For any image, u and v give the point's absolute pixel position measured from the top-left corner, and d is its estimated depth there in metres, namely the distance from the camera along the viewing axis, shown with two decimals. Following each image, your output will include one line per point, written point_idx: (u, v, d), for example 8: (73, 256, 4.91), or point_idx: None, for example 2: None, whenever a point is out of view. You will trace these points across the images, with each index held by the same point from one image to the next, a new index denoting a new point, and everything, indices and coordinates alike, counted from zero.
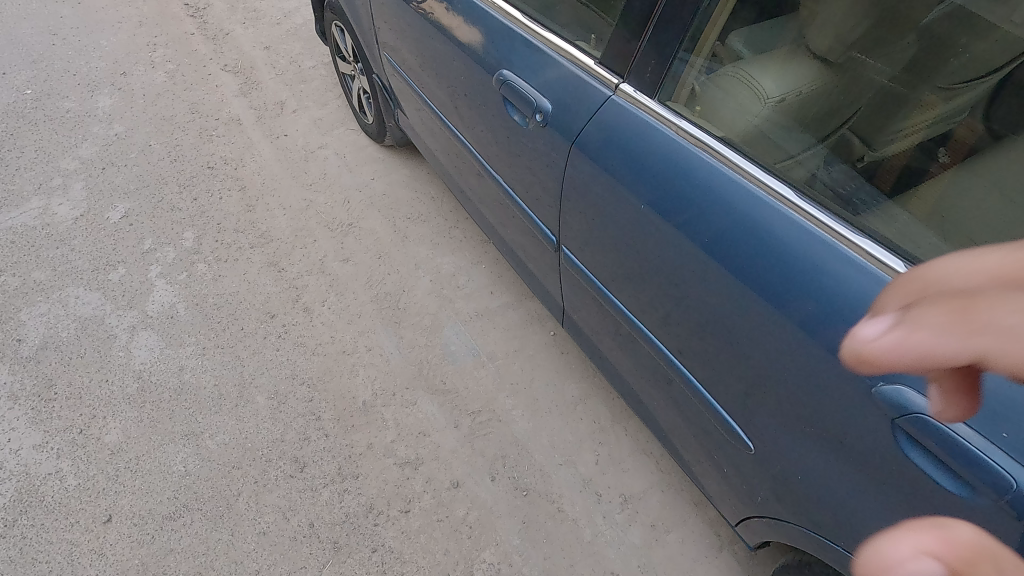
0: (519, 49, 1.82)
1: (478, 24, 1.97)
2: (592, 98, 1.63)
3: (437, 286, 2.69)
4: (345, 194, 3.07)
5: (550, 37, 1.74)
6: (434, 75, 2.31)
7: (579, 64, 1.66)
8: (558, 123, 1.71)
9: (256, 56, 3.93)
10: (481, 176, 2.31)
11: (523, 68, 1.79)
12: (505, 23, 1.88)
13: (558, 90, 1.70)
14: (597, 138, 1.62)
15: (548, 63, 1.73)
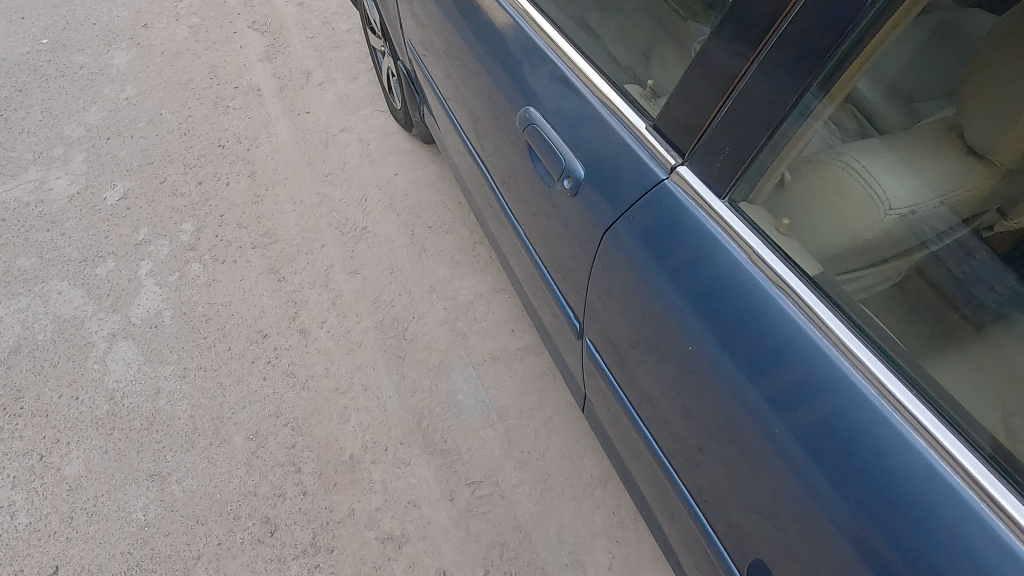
0: (553, 83, 1.38)
1: (508, 37, 1.53)
2: (638, 176, 1.18)
3: (450, 317, 2.33)
4: (362, 191, 2.72)
5: (592, 77, 1.29)
6: (459, 81, 1.88)
7: (626, 122, 1.21)
8: (593, 197, 1.28)
9: (287, 14, 3.54)
10: (503, 211, 1.90)
11: (556, 114, 1.35)
12: (539, 44, 1.43)
13: (596, 153, 1.26)
14: (637, 232, 1.18)
15: (588, 113, 1.29)
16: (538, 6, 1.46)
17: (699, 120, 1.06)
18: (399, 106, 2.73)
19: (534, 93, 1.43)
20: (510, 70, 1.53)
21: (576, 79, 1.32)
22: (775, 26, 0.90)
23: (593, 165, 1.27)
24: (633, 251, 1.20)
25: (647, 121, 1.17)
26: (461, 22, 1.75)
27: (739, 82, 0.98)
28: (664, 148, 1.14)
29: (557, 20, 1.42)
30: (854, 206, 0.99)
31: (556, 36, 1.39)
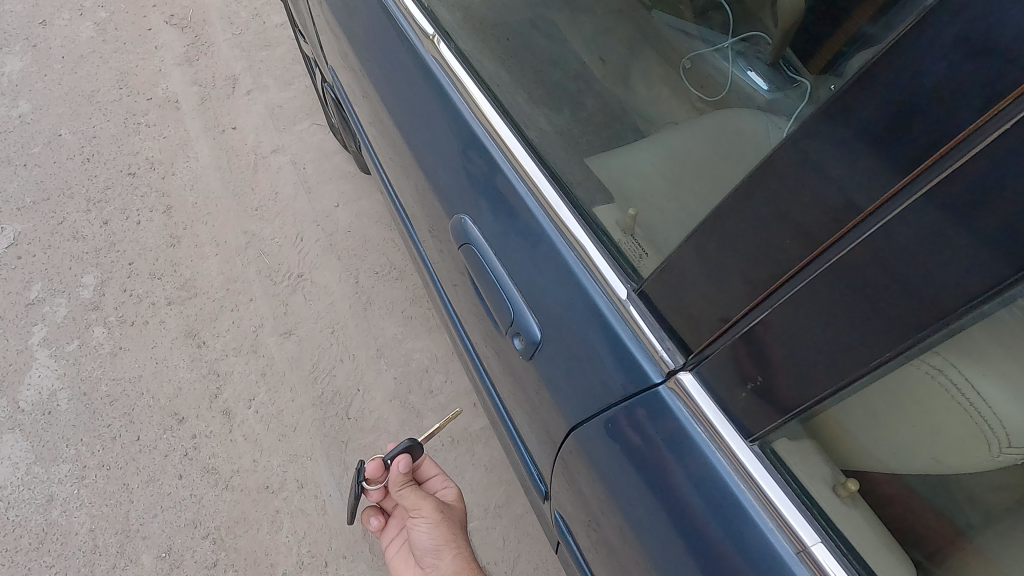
0: (497, 191, 1.00)
1: (436, 109, 1.15)
2: (614, 359, 0.80)
3: (401, 390, 1.97)
4: (296, 228, 2.31)
5: (546, 193, 0.91)
6: (388, 133, 1.47)
7: (593, 272, 0.83)
8: (556, 369, 0.91)
9: (211, 4, 3.05)
10: (447, 294, 1.51)
11: (507, 245, 0.97)
12: (475, 129, 1.05)
13: (554, 309, 0.88)
14: (622, 443, 0.81)
15: (542, 247, 0.90)
16: (475, 72, 1.09)
17: (704, 310, 0.67)
18: (334, 127, 2.30)
19: (473, 198, 1.06)
20: (444, 156, 1.15)
21: (530, 198, 0.93)
22: (868, 211, 0.49)
23: (557, 330, 0.89)
24: (617, 464, 0.83)
25: (623, 279, 0.79)
26: (381, 64, 1.34)
27: (789, 282, 0.57)
28: (650, 332, 0.75)
29: (502, 97, 1.05)
30: (937, 427, 0.56)
31: (496, 120, 1.01)
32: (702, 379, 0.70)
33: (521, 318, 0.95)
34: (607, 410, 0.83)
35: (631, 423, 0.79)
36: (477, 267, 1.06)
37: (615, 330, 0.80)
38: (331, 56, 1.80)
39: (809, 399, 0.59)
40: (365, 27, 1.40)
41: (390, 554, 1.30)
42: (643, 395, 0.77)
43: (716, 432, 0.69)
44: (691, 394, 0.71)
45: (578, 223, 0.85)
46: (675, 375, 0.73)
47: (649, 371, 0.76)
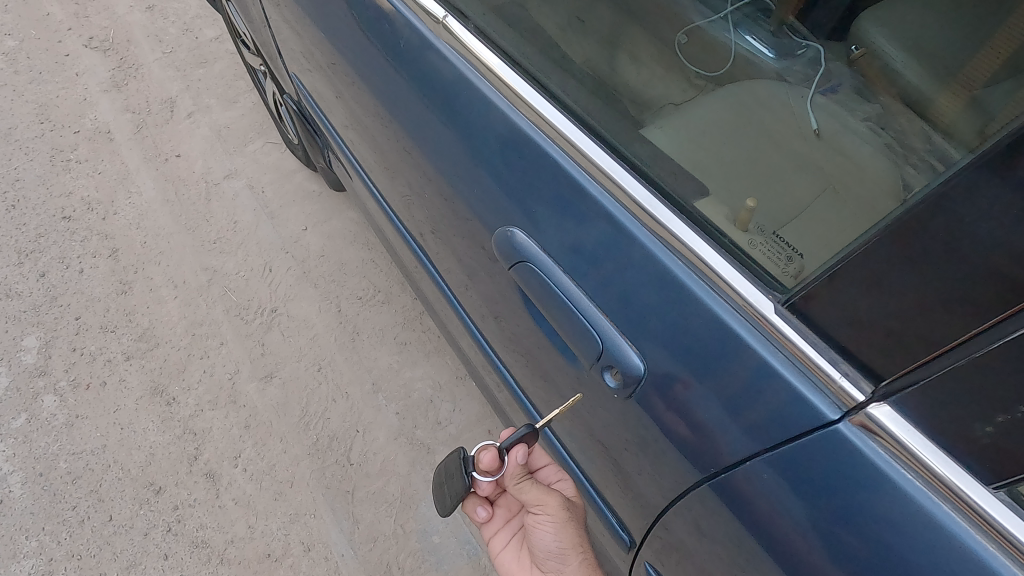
0: (559, 196, 0.82)
1: (453, 104, 0.96)
2: (764, 393, 0.65)
3: (406, 426, 1.78)
4: (264, 258, 2.09)
5: (634, 195, 0.75)
6: (382, 142, 1.28)
7: (720, 288, 0.68)
8: (670, 407, 0.75)
9: (134, 22, 2.77)
10: (462, 318, 1.33)
11: (583, 258, 0.80)
12: (517, 123, 0.87)
13: (667, 337, 0.73)
14: (778, 502, 0.65)
15: (638, 262, 0.75)
16: (504, 54, 0.91)
17: (909, 327, 0.52)
18: (294, 143, 2.09)
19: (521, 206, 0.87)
20: (470, 158, 0.95)
21: (613, 202, 0.77)
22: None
23: (670, 358, 0.73)
24: (766, 524, 0.67)
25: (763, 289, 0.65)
26: (372, 62, 1.14)
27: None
28: (815, 353, 0.61)
29: (541, 78, 0.88)
30: None
31: (546, 111, 0.84)
32: (904, 411, 0.55)
33: (614, 348, 0.78)
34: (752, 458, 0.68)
35: (794, 474, 0.64)
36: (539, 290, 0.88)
37: (762, 357, 0.65)
38: (298, 62, 1.59)
39: None
40: (345, 23, 1.20)
41: (495, 546, 1.11)
42: (816, 437, 0.62)
43: (939, 482, 0.54)
44: (896, 435, 0.56)
45: (688, 227, 0.71)
46: (864, 411, 0.58)
47: (821, 407, 0.61)
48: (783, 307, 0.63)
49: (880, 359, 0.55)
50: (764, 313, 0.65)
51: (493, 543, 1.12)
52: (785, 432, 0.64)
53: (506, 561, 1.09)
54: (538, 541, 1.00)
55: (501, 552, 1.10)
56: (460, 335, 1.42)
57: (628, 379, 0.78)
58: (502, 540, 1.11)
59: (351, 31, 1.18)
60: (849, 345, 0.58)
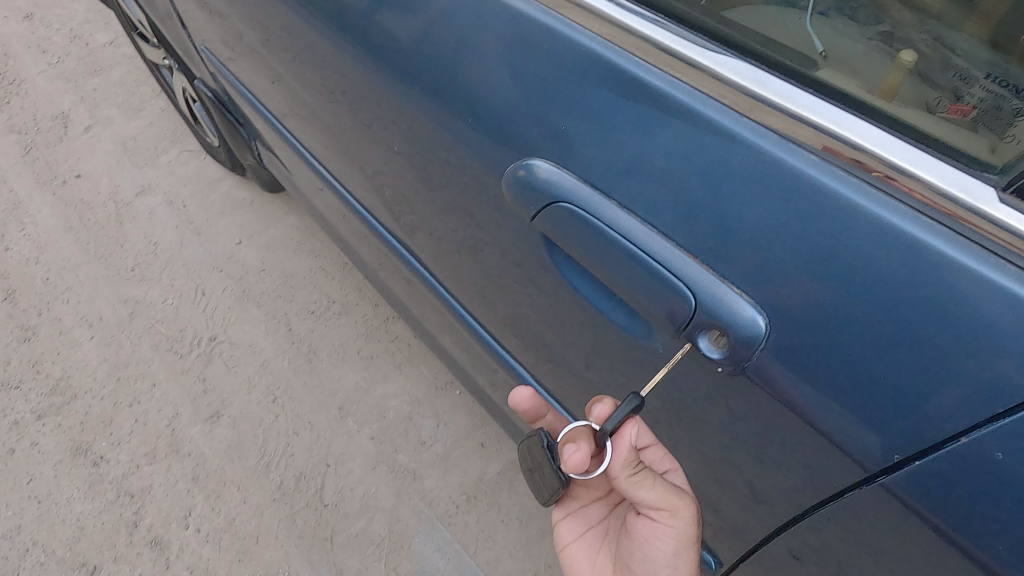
0: (602, 98, 0.57)
1: (421, 13, 0.71)
2: (991, 333, 0.42)
3: (385, 451, 1.53)
4: (194, 280, 1.80)
5: (734, 79, 0.52)
6: (329, 106, 1.04)
7: (898, 186, 0.45)
8: (808, 379, 0.49)
9: (10, 33, 2.42)
10: (447, 312, 1.09)
11: (640, 179, 0.55)
12: (526, 12, 0.62)
13: (810, 274, 0.48)
14: (1009, 502, 0.43)
15: (744, 167, 0.50)
16: None
17: None
18: (214, 144, 1.81)
19: (533, 127, 0.62)
20: (450, 80, 0.70)
21: (683, 92, 0.53)
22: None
23: (802, 299, 0.48)
24: (989, 538, 0.44)
25: (969, 172, 0.44)
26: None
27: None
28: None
29: None
30: None
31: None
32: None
33: (713, 300, 0.51)
34: (962, 437, 0.44)
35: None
36: (575, 240, 0.59)
37: (982, 275, 0.43)
38: (212, 34, 1.33)
39: None
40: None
41: (564, 534, 0.82)
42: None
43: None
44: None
45: (833, 106, 0.49)
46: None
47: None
48: (1008, 193, 0.43)
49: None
50: (984, 207, 0.43)
51: (561, 528, 0.83)
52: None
53: (576, 558, 0.81)
54: (637, 552, 0.72)
55: (571, 544, 0.82)
56: (444, 335, 1.18)
57: (740, 346, 0.51)
58: (574, 527, 0.82)
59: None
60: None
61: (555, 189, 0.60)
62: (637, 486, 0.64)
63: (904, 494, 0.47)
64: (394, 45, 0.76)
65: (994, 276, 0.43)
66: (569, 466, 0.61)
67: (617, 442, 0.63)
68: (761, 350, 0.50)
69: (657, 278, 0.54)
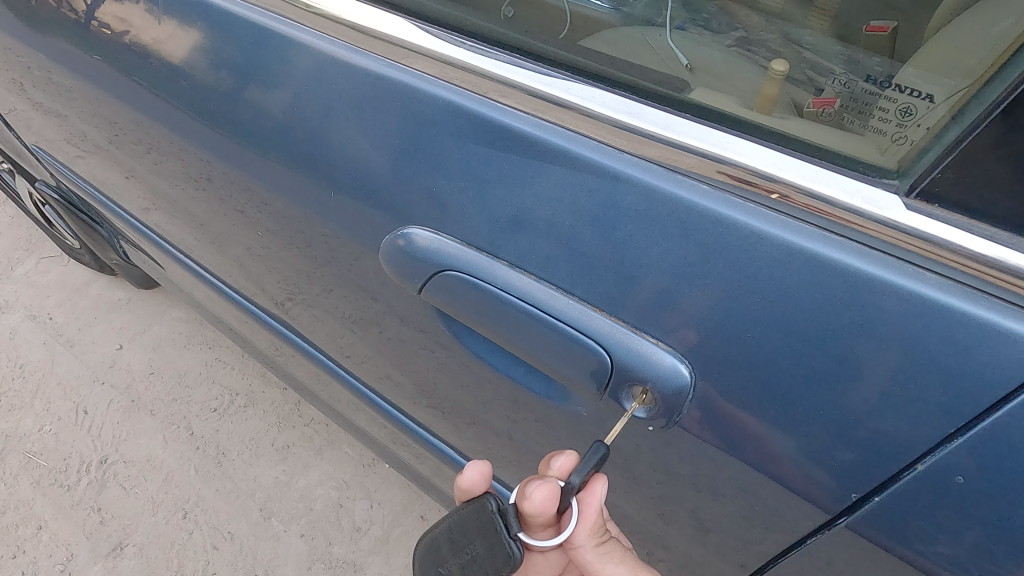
0: (473, 153, 0.52)
1: (272, 82, 0.65)
2: (922, 346, 0.39)
3: (319, 547, 1.40)
4: (72, 398, 1.60)
5: (602, 113, 0.47)
6: (189, 190, 0.94)
7: (800, 205, 0.42)
8: (746, 421, 0.45)
9: None
10: (355, 390, 1.00)
11: (526, 233, 0.50)
12: (382, 72, 0.57)
13: (725, 311, 0.44)
14: (979, 512, 0.39)
15: (635, 207, 0.46)
16: None
17: None
18: (73, 244, 1.64)
19: (408, 192, 0.57)
20: (313, 144, 0.64)
21: (551, 132, 0.49)
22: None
23: (721, 337, 0.44)
24: (971, 560, 0.41)
25: (867, 181, 0.41)
26: (143, 77, 0.82)
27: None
28: (998, 249, 0.37)
29: None
30: None
31: (422, 40, 0.56)
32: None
33: (628, 354, 0.47)
34: (919, 464, 0.41)
35: (1010, 472, 0.38)
36: (468, 309, 0.54)
37: (903, 289, 0.40)
38: (48, 129, 1.20)
39: None
40: (93, 41, 0.87)
41: None
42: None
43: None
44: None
45: (713, 128, 0.45)
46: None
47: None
48: (913, 198, 0.39)
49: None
50: (890, 217, 0.39)
51: None
52: (972, 398, 0.38)
53: None
54: None
55: None
56: (358, 415, 1.08)
57: (671, 398, 0.47)
58: None
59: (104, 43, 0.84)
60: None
61: (439, 258, 0.54)
62: (603, 560, 0.55)
63: (871, 518, 0.44)
64: (247, 114, 0.69)
65: (915, 286, 0.40)
66: (533, 506, 0.51)
67: (586, 499, 0.53)
68: (689, 404, 0.47)
69: (566, 340, 0.49)
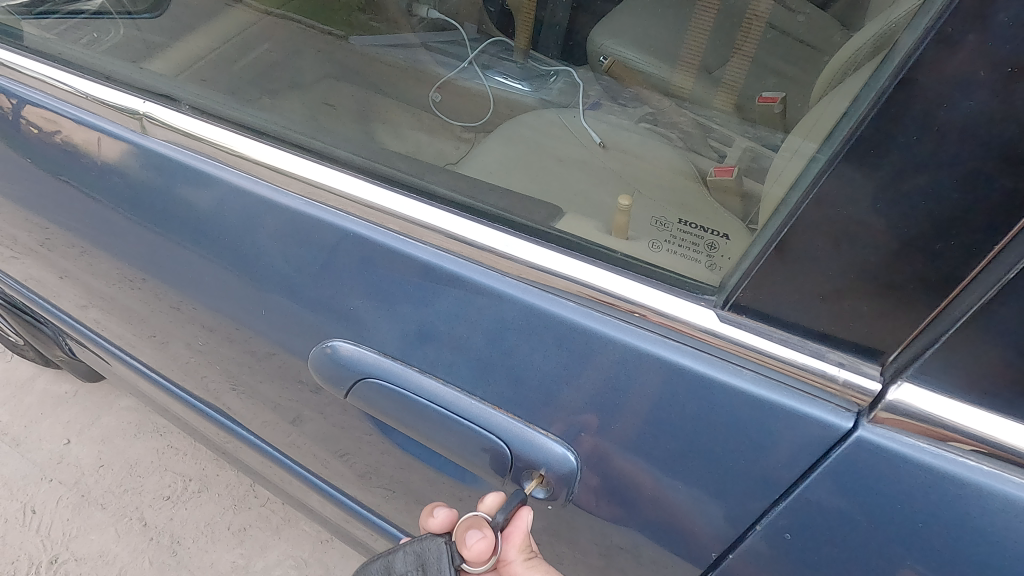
0: (375, 274, 0.58)
1: (188, 209, 0.71)
2: (748, 434, 0.45)
3: None
4: (19, 499, 1.57)
5: (481, 239, 0.54)
6: (130, 293, 0.99)
7: (636, 313, 0.48)
8: (629, 497, 0.52)
9: None
10: (301, 471, 1.03)
11: (428, 340, 0.57)
12: (290, 206, 0.62)
13: (593, 400, 0.50)
14: (803, 560, 0.46)
15: (517, 322, 0.52)
16: (247, 131, 0.69)
17: (911, 270, 0.36)
18: (14, 342, 1.64)
19: (325, 312, 0.63)
20: (234, 261, 0.69)
21: (430, 253, 0.55)
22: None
23: (598, 423, 0.50)
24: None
25: (689, 297, 0.47)
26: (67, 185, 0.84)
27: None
28: (792, 351, 0.42)
29: (310, 142, 0.69)
30: None
31: (316, 175, 0.62)
32: (933, 387, 0.38)
33: (524, 444, 0.54)
34: (758, 523, 0.47)
35: (818, 531, 0.45)
36: (390, 409, 0.62)
37: (726, 385, 0.45)
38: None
39: None
40: (12, 145, 0.87)
41: None
42: (834, 461, 0.43)
43: (1016, 458, 0.38)
44: (941, 421, 0.38)
45: (570, 256, 0.51)
46: (882, 403, 0.40)
47: (823, 418, 0.43)
48: (727, 311, 0.44)
49: (875, 332, 0.39)
50: (708, 327, 0.45)
51: None
52: (789, 471, 0.44)
53: None
54: None
55: None
56: (307, 494, 1.12)
57: (563, 478, 0.54)
58: None
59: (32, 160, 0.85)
60: (825, 329, 0.41)
61: (360, 366, 0.61)
62: None
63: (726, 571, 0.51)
64: (169, 234, 0.74)
65: (735, 380, 0.45)
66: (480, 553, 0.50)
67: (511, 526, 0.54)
68: (581, 479, 0.54)
69: (472, 433, 0.56)
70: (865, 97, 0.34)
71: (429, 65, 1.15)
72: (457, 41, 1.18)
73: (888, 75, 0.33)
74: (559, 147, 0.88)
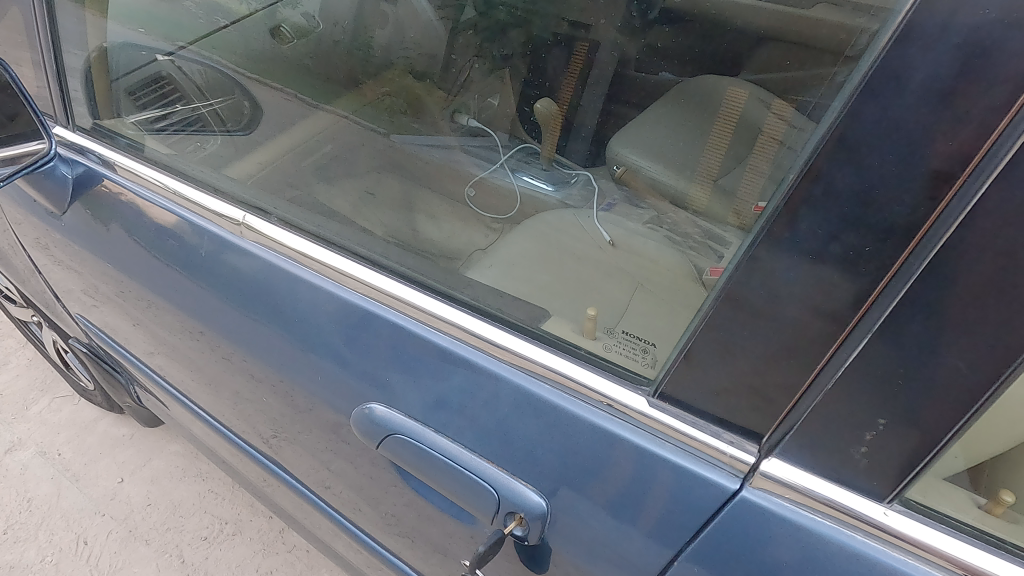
0: (406, 354, 0.77)
1: (269, 293, 0.90)
2: (669, 490, 0.62)
3: None
4: (74, 530, 1.74)
5: (483, 331, 0.72)
6: (202, 355, 1.18)
7: (593, 396, 0.65)
8: (588, 536, 0.68)
9: None
10: (331, 516, 1.19)
11: (442, 407, 0.75)
12: (346, 298, 0.82)
13: (562, 459, 0.67)
14: None
15: (508, 397, 0.70)
16: (318, 239, 0.87)
17: (773, 375, 0.53)
18: (87, 387, 1.85)
19: (367, 382, 0.81)
20: (299, 336, 0.88)
21: (448, 341, 0.74)
22: (973, 160, 0.39)
23: (565, 477, 0.67)
24: None
25: (631, 387, 0.64)
26: (168, 263, 1.05)
27: (876, 306, 0.46)
28: (697, 431, 0.60)
29: (355, 245, 0.88)
30: None
31: (365, 276, 0.81)
32: (792, 458, 0.55)
33: (510, 492, 0.71)
34: (677, 558, 0.64)
35: (718, 565, 0.61)
36: (410, 459, 0.79)
37: (654, 454, 0.62)
38: (72, 286, 1.43)
39: (951, 426, 0.47)
40: (132, 232, 1.10)
41: None
42: (729, 510, 0.59)
43: (845, 513, 0.54)
44: (792, 483, 0.56)
45: (546, 351, 0.69)
46: (757, 470, 0.58)
47: (719, 480, 0.60)
48: (655, 397, 0.62)
49: (754, 417, 0.57)
50: (640, 408, 0.63)
51: None
52: (698, 518, 0.61)
53: None
54: None
55: None
56: (333, 537, 1.27)
57: (535, 521, 0.70)
58: None
59: (148, 252, 1.08)
60: (723, 414, 0.59)
61: (389, 423, 0.80)
62: None
63: None
64: (247, 312, 0.94)
65: (659, 449, 0.62)
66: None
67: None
68: (548, 523, 0.70)
69: (469, 481, 0.73)
70: (733, 267, 0.54)
71: (466, 165, 1.27)
72: (491, 146, 1.29)
73: (747, 249, 0.52)
74: (568, 246, 1.02)
